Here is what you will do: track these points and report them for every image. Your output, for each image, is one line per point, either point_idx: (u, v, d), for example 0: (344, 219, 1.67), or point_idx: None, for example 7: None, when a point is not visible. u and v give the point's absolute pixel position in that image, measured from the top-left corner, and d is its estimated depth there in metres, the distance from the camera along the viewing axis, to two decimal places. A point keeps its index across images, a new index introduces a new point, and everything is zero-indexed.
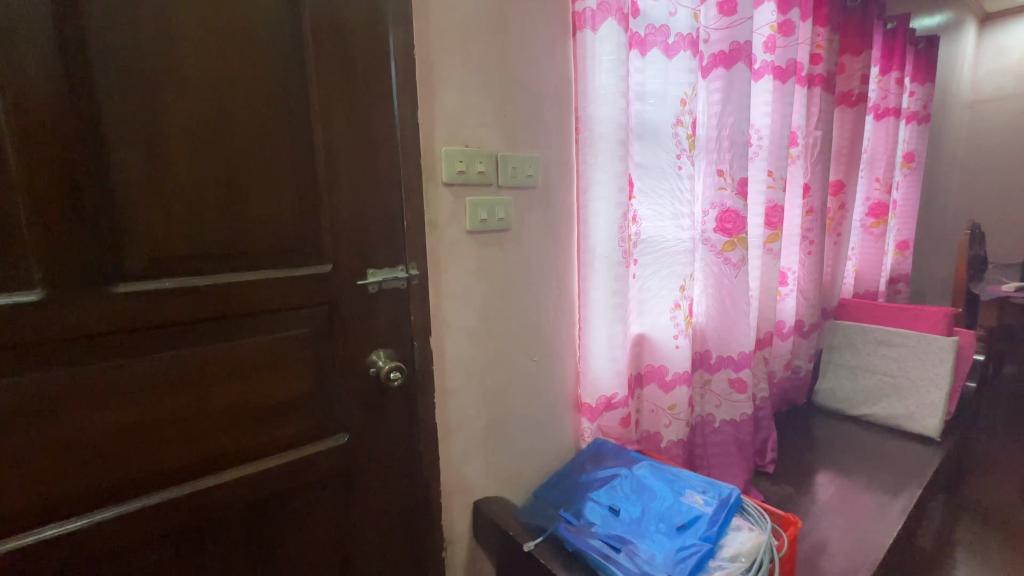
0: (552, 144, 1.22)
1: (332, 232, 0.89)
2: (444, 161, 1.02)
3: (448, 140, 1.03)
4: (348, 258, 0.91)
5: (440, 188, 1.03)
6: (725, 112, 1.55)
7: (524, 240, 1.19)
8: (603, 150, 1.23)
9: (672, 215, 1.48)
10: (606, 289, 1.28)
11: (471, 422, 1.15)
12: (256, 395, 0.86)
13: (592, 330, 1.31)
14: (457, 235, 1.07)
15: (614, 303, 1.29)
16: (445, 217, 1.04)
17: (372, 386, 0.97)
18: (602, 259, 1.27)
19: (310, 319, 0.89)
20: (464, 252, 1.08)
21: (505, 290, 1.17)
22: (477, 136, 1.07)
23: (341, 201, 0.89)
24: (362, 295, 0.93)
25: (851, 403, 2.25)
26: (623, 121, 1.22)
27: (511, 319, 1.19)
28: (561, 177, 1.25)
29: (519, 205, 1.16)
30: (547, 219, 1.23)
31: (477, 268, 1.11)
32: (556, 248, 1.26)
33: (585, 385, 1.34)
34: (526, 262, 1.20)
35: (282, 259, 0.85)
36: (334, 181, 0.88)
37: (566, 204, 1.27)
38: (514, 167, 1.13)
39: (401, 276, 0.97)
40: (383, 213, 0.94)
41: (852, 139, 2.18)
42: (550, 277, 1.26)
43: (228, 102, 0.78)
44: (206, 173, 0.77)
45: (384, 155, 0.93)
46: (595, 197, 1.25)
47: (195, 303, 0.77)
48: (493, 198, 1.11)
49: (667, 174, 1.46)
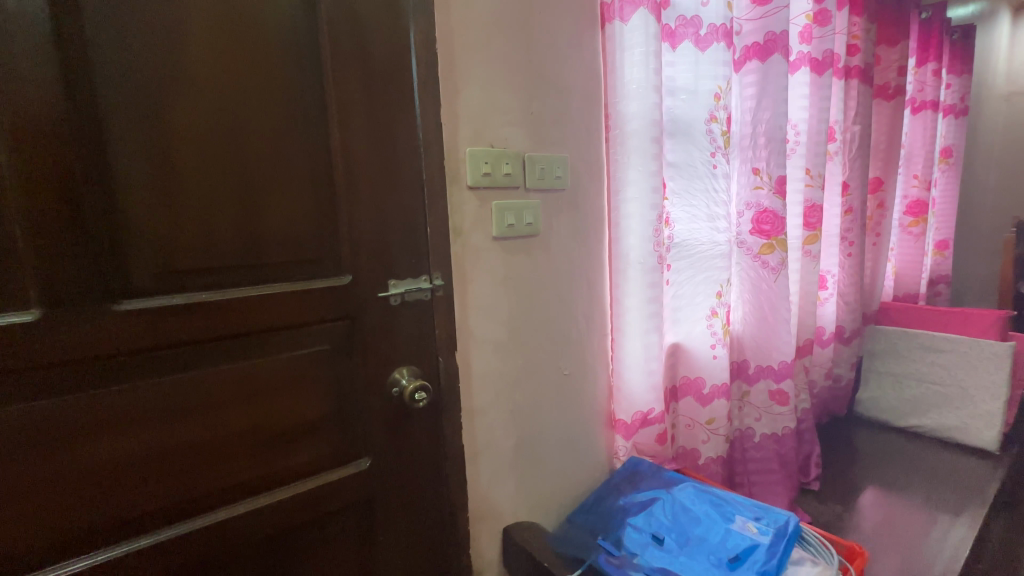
0: (582, 146, 1.14)
1: (352, 242, 0.82)
2: (469, 163, 0.95)
3: (473, 141, 0.96)
4: (369, 269, 0.84)
5: (465, 193, 0.96)
6: (761, 107, 1.46)
7: (553, 247, 1.11)
8: (635, 148, 1.15)
9: (707, 217, 1.39)
10: (641, 297, 1.19)
11: (500, 443, 1.07)
12: (271, 420, 0.79)
13: (626, 341, 1.22)
14: (483, 241, 0.99)
15: (650, 313, 1.20)
16: (470, 223, 0.97)
17: (394, 407, 0.90)
18: (635, 265, 1.19)
19: (329, 336, 0.82)
20: (490, 260, 1.01)
21: (533, 300, 1.09)
22: (503, 136, 1.00)
23: (360, 208, 0.82)
24: (384, 309, 0.86)
25: (897, 414, 2.11)
26: (657, 117, 1.14)
27: (541, 330, 1.11)
28: (591, 178, 1.17)
29: (547, 209, 1.09)
30: (577, 224, 1.15)
31: (504, 276, 1.04)
32: (586, 254, 1.18)
33: (619, 400, 1.25)
34: (555, 269, 1.12)
35: (298, 272, 0.79)
36: (352, 186, 0.81)
37: (596, 208, 1.19)
38: (541, 168, 1.06)
39: (426, 287, 0.90)
40: (405, 220, 0.87)
41: (890, 134, 2.07)
42: (581, 286, 1.18)
43: (239, 103, 0.72)
44: (218, 180, 0.71)
45: (406, 157, 0.86)
46: (628, 199, 1.17)
47: (205, 320, 0.71)
48: (521, 202, 1.03)
49: (701, 173, 1.37)
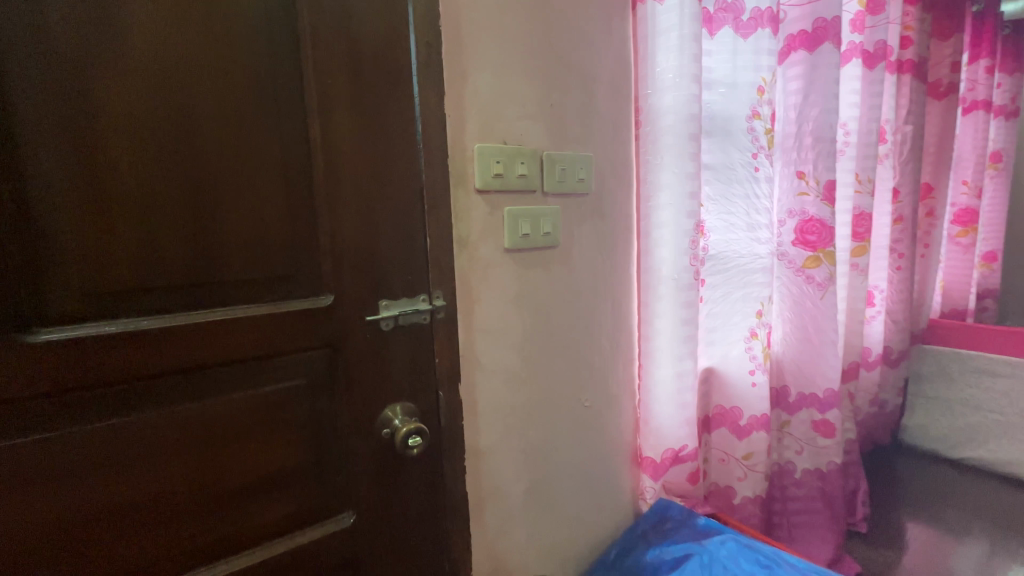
0: (607, 144, 0.99)
1: (333, 255, 0.68)
2: (477, 161, 0.81)
3: (482, 137, 0.82)
4: (355, 288, 0.70)
5: (472, 197, 0.82)
6: (808, 103, 1.30)
7: (574, 260, 0.97)
8: (669, 148, 1.00)
9: (748, 227, 1.23)
10: (673, 318, 1.04)
11: (510, 487, 0.93)
12: (233, 472, 0.65)
13: (655, 369, 1.07)
14: (493, 254, 0.85)
15: (683, 337, 1.05)
16: (477, 232, 0.83)
17: (384, 451, 0.75)
18: (667, 282, 1.03)
19: (305, 368, 0.69)
20: (501, 276, 0.86)
21: (551, 321, 0.95)
22: (518, 132, 0.86)
23: (344, 215, 0.69)
24: (373, 335, 0.72)
25: (948, 444, 1.91)
26: (695, 112, 0.99)
27: (559, 356, 0.97)
28: (617, 181, 1.02)
29: (568, 217, 0.94)
30: (601, 234, 1.00)
31: (518, 295, 0.89)
32: (610, 269, 1.03)
33: (647, 436, 1.09)
34: (575, 286, 0.98)
35: (267, 291, 0.66)
36: (334, 188, 0.68)
37: (624, 216, 1.04)
38: (562, 169, 0.91)
39: (424, 310, 0.76)
40: (400, 229, 0.73)
41: (941, 136, 1.88)
42: (605, 305, 1.03)
43: (195, 86, 0.59)
44: (167, 179, 0.58)
45: (402, 154, 0.72)
46: (659, 206, 1.02)
47: (148, 352, 0.58)
48: (537, 208, 0.89)
49: (741, 177, 1.21)
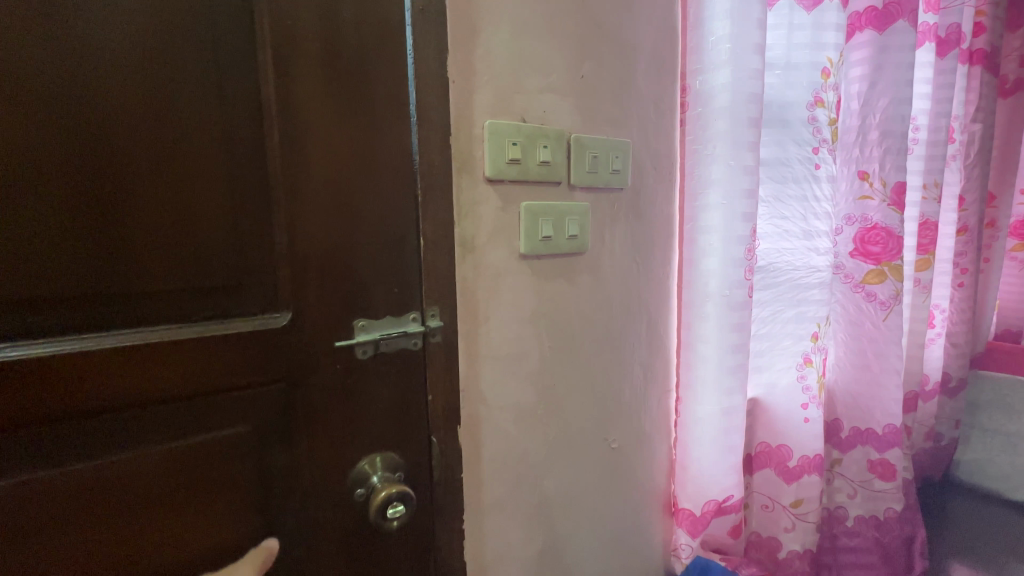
0: (646, 130, 0.81)
1: (292, 262, 0.51)
2: (488, 142, 0.63)
3: (495, 112, 0.64)
4: (322, 306, 0.53)
5: (481, 188, 0.64)
6: (875, 92, 1.12)
7: (603, 270, 0.79)
8: (723, 136, 0.81)
9: (804, 234, 1.04)
10: (722, 344, 0.85)
11: (520, 550, 0.75)
12: (149, 552, 0.48)
13: (697, 404, 0.89)
14: (505, 261, 0.67)
15: (732, 366, 0.86)
16: (486, 233, 0.65)
17: (359, 515, 0.58)
18: (715, 300, 0.85)
19: (253, 411, 0.51)
20: (514, 288, 0.69)
21: (574, 346, 0.77)
22: (541, 108, 0.68)
23: (309, 208, 0.51)
24: (346, 366, 0.55)
25: (1009, 483, 1.70)
26: (757, 92, 0.80)
27: (583, 388, 0.79)
28: (657, 175, 0.84)
29: (597, 217, 0.76)
30: (635, 240, 0.82)
31: (534, 313, 0.71)
32: (646, 280, 0.85)
33: (684, 483, 0.92)
34: (603, 302, 0.80)
35: (200, 308, 0.48)
36: (293, 171, 0.50)
37: (664, 218, 0.86)
38: (593, 157, 0.73)
39: (414, 333, 0.58)
40: (385, 229, 0.56)
41: (1008, 137, 1.68)
42: (639, 326, 0.86)
43: (93, 17, 0.41)
44: (52, 148, 0.41)
45: (388, 129, 0.55)
46: (708, 207, 0.84)
47: (18, 394, 0.41)
48: (562, 205, 0.71)
49: (798, 176, 1.02)
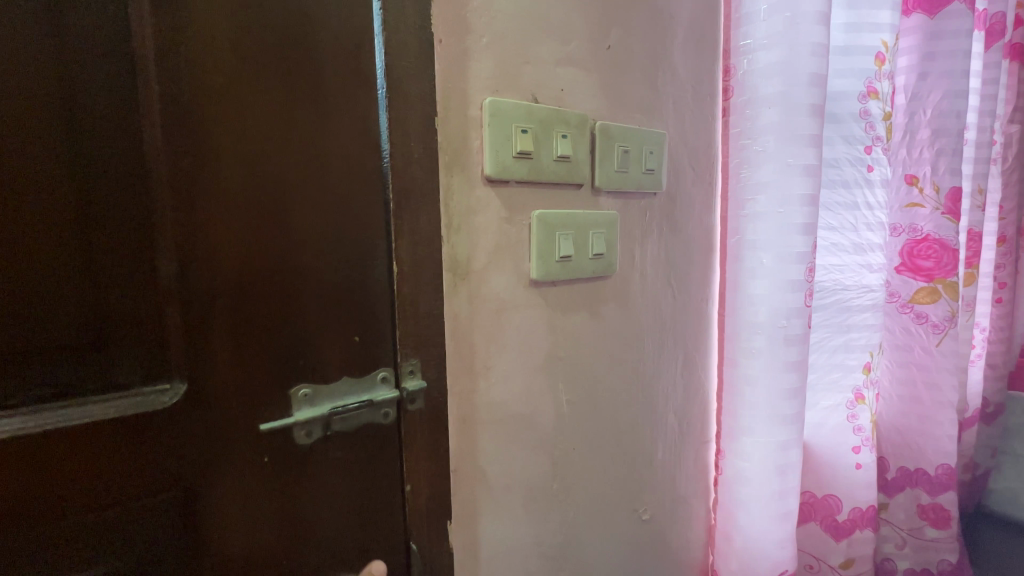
0: (683, 120, 0.65)
1: (185, 306, 0.33)
2: (488, 127, 0.45)
3: (499, 86, 0.47)
4: (238, 371, 0.35)
5: (479, 191, 0.46)
6: (924, 86, 0.96)
7: (632, 298, 0.62)
8: (776, 128, 0.64)
9: (855, 248, 0.88)
10: (772, 389, 0.68)
11: None
12: None
13: (741, 461, 0.71)
14: (509, 290, 0.49)
15: (784, 416, 0.68)
16: (486, 252, 0.47)
17: None
18: (764, 333, 0.67)
19: (128, 539, 0.33)
20: (522, 325, 0.51)
21: (596, 396, 0.60)
22: (557, 84, 0.51)
23: (214, 222, 0.33)
24: (280, 458, 0.37)
25: None
26: (820, 71, 0.63)
27: (607, 451, 0.62)
28: (694, 176, 0.68)
29: (625, 230, 0.60)
30: (669, 258, 0.66)
31: (548, 357, 0.54)
32: (681, 309, 0.69)
33: (726, 556, 0.74)
34: (632, 338, 0.63)
35: (28, 383, 0.29)
36: (186, 163, 0.32)
37: (701, 231, 0.70)
38: (623, 151, 0.56)
39: (384, 401, 0.41)
40: (338, 252, 0.38)
41: None
42: (673, 364, 0.69)
43: None
44: None
45: (342, 105, 0.37)
46: (757, 216, 0.67)
47: None
48: (584, 214, 0.54)
49: (847, 179, 0.86)
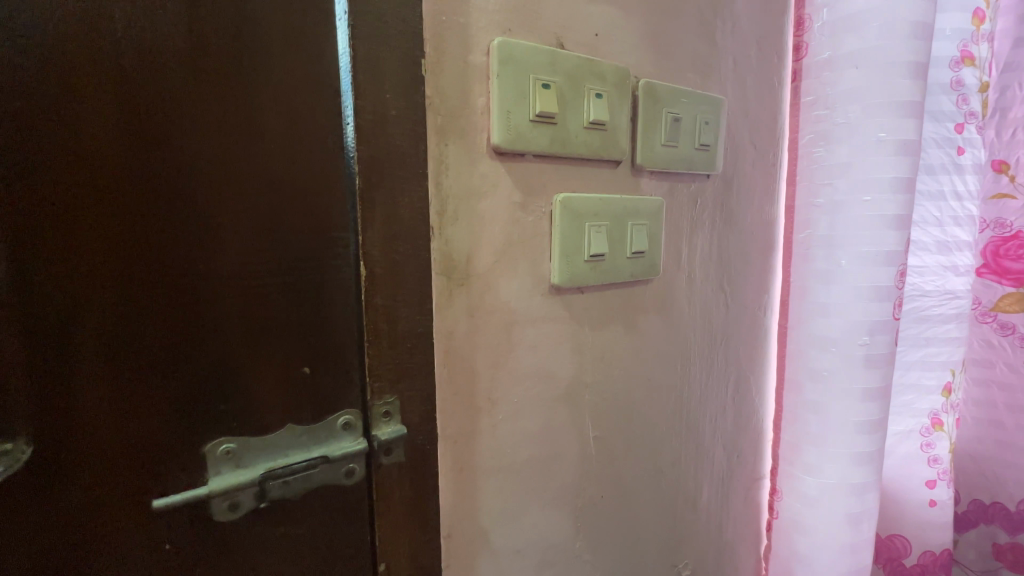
0: (744, 84, 0.52)
1: (26, 329, 0.21)
2: (497, 78, 0.33)
3: (513, 24, 0.34)
4: (117, 425, 0.24)
5: (483, 165, 0.34)
6: None
7: (678, 307, 0.50)
8: (865, 91, 0.50)
9: (940, 246, 0.72)
10: (845, 422, 0.54)
11: None
12: None
13: (802, 505, 0.58)
14: (521, 298, 0.37)
15: (859, 456, 0.55)
16: (491, 248, 0.35)
17: None
18: (838, 353, 0.54)
19: None
20: (537, 344, 0.39)
21: (630, 430, 0.48)
22: (589, 27, 0.38)
23: (77, 200, 0.22)
24: (188, 546, 0.26)
25: None
26: (926, 19, 0.48)
27: (643, 497, 0.50)
28: (755, 156, 0.55)
29: (671, 221, 0.47)
30: (722, 258, 0.53)
31: (570, 384, 0.42)
32: (734, 320, 0.56)
33: None
34: (676, 357, 0.50)
35: None
36: (18, 111, 0.21)
37: (760, 224, 0.57)
38: (672, 119, 0.44)
39: (345, 457, 0.29)
40: (275, 250, 0.26)
41: None
42: (723, 387, 0.56)
43: None
44: None
45: (285, 34, 0.26)
46: (833, 206, 0.53)
47: None
48: (619, 199, 0.41)
49: (932, 163, 0.70)
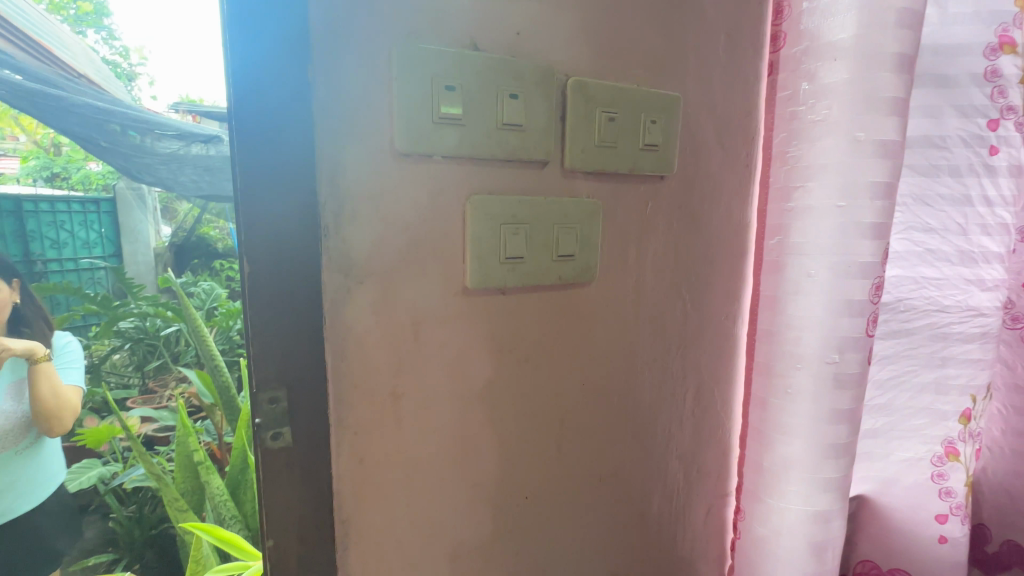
0: (708, 78, 0.49)
1: None
2: (397, 81, 0.34)
3: (418, 27, 0.35)
4: None
5: (385, 167, 0.35)
6: None
7: (622, 311, 0.48)
8: (845, 88, 0.45)
9: (963, 257, 0.58)
10: (810, 444, 0.51)
11: None
12: None
13: (765, 528, 0.55)
14: (429, 296, 0.38)
15: (825, 482, 0.51)
16: (394, 246, 0.36)
17: None
18: (807, 372, 0.50)
19: None
20: (448, 342, 0.40)
21: (561, 436, 0.47)
22: (510, 25, 0.38)
23: None
24: None
25: None
26: (914, 5, 0.43)
27: (576, 504, 0.49)
28: (723, 155, 0.52)
29: (613, 223, 0.46)
30: (680, 263, 0.51)
31: (489, 384, 0.42)
32: (694, 329, 0.53)
33: None
34: (619, 364, 0.49)
35: None
36: None
37: (727, 227, 0.54)
38: (608, 117, 0.42)
39: None
40: None
41: None
42: (681, 397, 0.54)
43: None
44: None
45: None
46: (807, 210, 0.49)
47: None
48: (542, 199, 0.40)
49: (958, 163, 0.57)
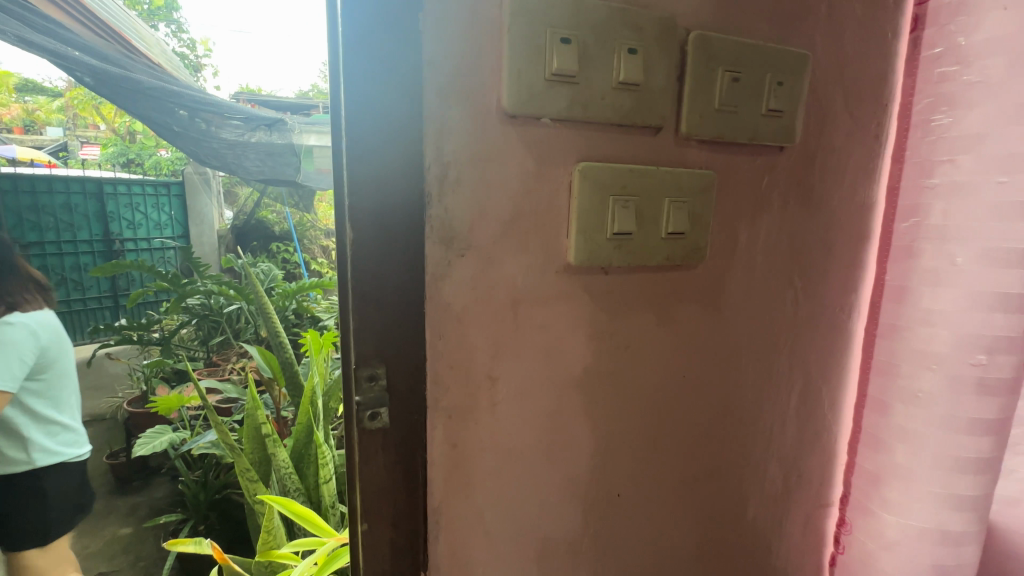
0: (839, 35, 0.43)
1: None
2: (509, 31, 0.31)
3: None
4: None
5: (491, 129, 0.32)
6: None
7: (728, 297, 0.44)
8: (1018, 41, 0.38)
9: None
10: (940, 454, 0.45)
11: None
12: None
13: (875, 543, 0.49)
14: (529, 274, 0.35)
15: (955, 497, 0.45)
16: (495, 216, 0.33)
17: None
18: (942, 372, 0.44)
19: None
20: (546, 325, 0.37)
21: (658, 430, 0.43)
22: None
23: None
24: None
25: None
26: None
27: (670, 503, 0.45)
28: (849, 123, 0.45)
29: (725, 199, 0.41)
30: (794, 247, 0.45)
31: (587, 370, 0.39)
32: (804, 320, 0.48)
33: None
34: (721, 356, 0.45)
35: None
36: None
37: (849, 207, 0.47)
38: (730, 77, 0.37)
39: None
40: None
41: None
42: (784, 395, 0.49)
43: None
44: None
45: None
46: (953, 187, 0.42)
47: None
48: (652, 170, 0.36)
49: None
